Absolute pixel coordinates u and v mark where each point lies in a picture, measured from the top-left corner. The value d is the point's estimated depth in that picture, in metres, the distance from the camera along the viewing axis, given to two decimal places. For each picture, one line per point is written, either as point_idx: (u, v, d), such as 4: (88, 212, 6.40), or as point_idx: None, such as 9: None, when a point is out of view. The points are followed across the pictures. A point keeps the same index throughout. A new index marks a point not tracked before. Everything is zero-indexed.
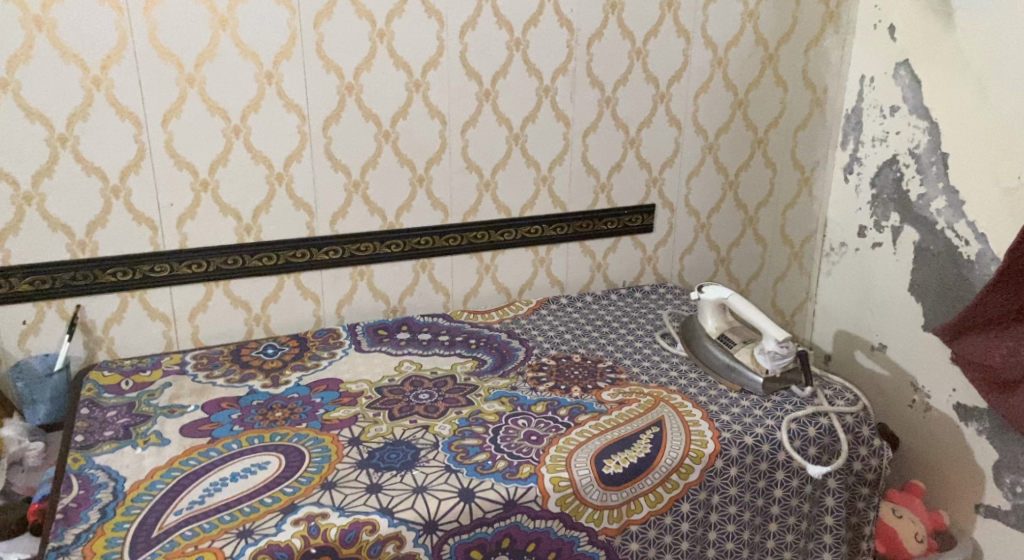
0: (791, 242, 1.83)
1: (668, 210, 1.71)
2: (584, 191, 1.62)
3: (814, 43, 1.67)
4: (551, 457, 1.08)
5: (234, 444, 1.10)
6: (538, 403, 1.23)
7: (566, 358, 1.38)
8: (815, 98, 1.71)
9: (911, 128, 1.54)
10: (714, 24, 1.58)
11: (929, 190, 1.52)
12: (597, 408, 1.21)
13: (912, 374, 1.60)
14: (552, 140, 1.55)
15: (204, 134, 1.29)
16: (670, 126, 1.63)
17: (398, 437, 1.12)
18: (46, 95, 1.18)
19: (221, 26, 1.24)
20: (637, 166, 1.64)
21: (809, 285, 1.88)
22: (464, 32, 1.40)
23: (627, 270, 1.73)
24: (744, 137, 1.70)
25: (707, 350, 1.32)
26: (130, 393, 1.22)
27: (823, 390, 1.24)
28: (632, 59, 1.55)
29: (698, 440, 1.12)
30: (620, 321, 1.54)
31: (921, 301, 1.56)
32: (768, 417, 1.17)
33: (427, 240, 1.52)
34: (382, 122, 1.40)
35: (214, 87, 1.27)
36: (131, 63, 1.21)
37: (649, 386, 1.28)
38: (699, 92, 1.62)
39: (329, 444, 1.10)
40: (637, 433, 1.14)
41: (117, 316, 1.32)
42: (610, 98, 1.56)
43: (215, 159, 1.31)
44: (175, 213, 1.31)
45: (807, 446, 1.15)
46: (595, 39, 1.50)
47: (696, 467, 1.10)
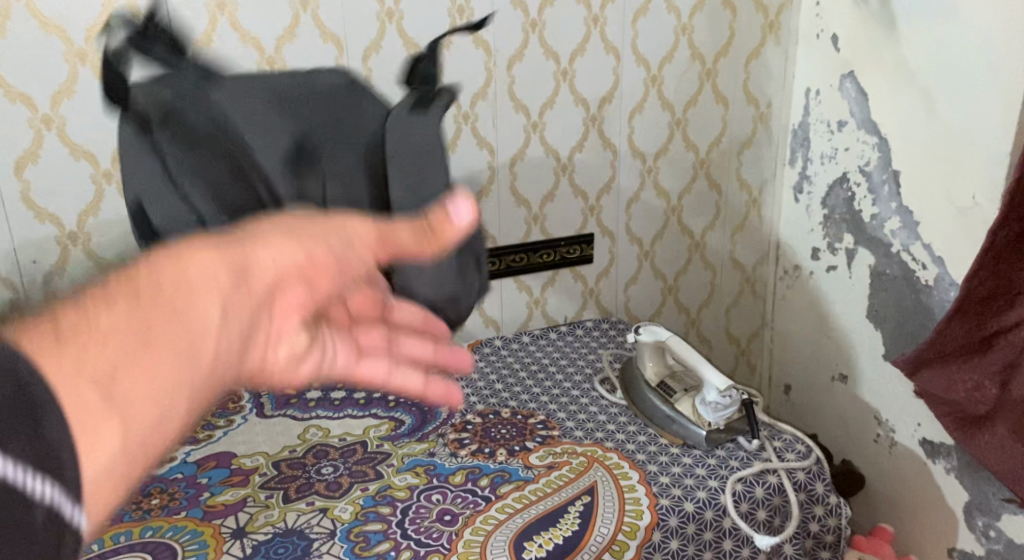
0: (742, 267, 1.71)
1: (608, 238, 1.58)
2: (514, 223, 1.49)
3: (754, 57, 1.55)
4: (465, 542, 0.93)
5: (95, 544, 0.94)
6: (456, 472, 1.08)
7: (494, 414, 1.24)
8: (759, 113, 1.60)
9: (859, 144, 1.44)
10: (646, 40, 1.47)
11: (881, 210, 1.41)
12: (523, 476, 1.06)
13: (875, 406, 1.48)
14: (475, 170, 1.42)
15: (68, 182, 1.14)
16: (605, 150, 1.51)
17: (290, 525, 0.97)
18: None
19: (79, 59, 1.10)
20: (571, 194, 1.52)
21: (764, 310, 1.76)
22: (367, 57, 1.27)
23: (568, 305, 1.60)
24: (685, 159, 1.58)
25: (644, 399, 1.19)
26: None
27: (770, 441, 1.12)
28: (558, 80, 1.43)
29: (632, 511, 0.99)
30: (558, 364, 1.41)
31: (879, 328, 1.45)
32: (711, 477, 1.04)
33: None
34: None
35: (76, 128, 1.12)
36: None
37: (583, 445, 1.14)
38: (633, 113, 1.51)
39: (208, 539, 0.95)
40: (564, 505, 0.99)
41: None
42: (537, 123, 1.44)
43: (85, 210, 1.16)
44: (40, 271, 1.16)
45: (756, 510, 1.02)
46: (516, 60, 1.38)
47: (630, 544, 0.95)
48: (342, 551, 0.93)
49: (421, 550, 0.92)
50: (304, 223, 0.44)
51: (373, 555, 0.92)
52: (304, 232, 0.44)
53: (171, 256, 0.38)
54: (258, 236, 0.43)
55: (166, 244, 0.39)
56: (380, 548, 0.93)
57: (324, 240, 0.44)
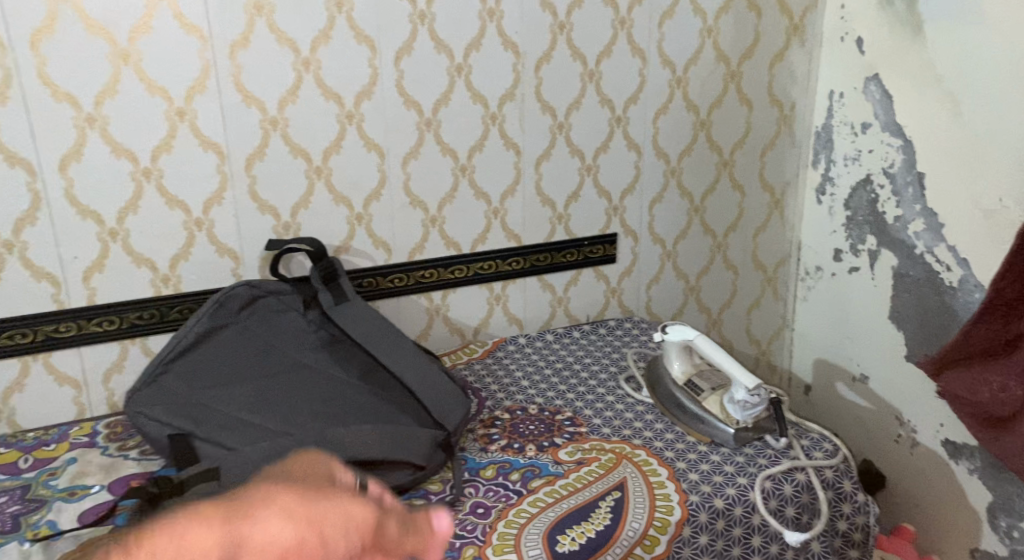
0: (764, 268, 1.72)
1: (632, 239, 1.60)
2: (539, 223, 1.51)
3: (778, 59, 1.57)
4: (499, 534, 0.95)
5: None
6: (488, 467, 1.10)
7: (522, 411, 1.26)
8: (782, 115, 1.61)
9: (884, 146, 1.45)
10: (671, 42, 1.48)
11: (905, 212, 1.42)
12: (554, 471, 1.08)
13: (897, 407, 1.49)
14: (502, 170, 1.44)
15: (109, 180, 1.16)
16: (629, 151, 1.53)
17: None
18: None
19: (122, 60, 1.12)
20: (595, 194, 1.54)
21: (785, 311, 1.77)
22: (399, 58, 1.29)
23: (591, 304, 1.62)
24: (708, 160, 1.60)
25: (672, 397, 1.20)
26: (27, 474, 1.09)
27: (798, 439, 1.14)
28: (584, 82, 1.45)
29: (662, 506, 1.00)
30: (583, 362, 1.42)
31: (902, 329, 1.46)
32: (740, 474, 1.06)
33: (371, 281, 1.39)
34: (313, 158, 1.28)
35: (118, 127, 1.15)
36: (19, 103, 1.09)
37: (611, 441, 1.15)
38: (658, 114, 1.52)
39: None
40: (595, 500, 1.01)
41: (18, 383, 1.19)
42: (563, 124, 1.46)
43: (124, 207, 1.18)
44: (80, 266, 1.18)
45: (784, 507, 1.04)
46: (544, 62, 1.40)
47: (661, 539, 0.98)
48: None
49: (457, 542, 0.94)
50: (317, 512, 0.51)
51: None
52: (307, 522, 0.50)
53: (168, 533, 0.45)
54: (256, 518, 0.48)
55: (169, 515, 0.46)
56: None
57: (318, 529, 0.50)
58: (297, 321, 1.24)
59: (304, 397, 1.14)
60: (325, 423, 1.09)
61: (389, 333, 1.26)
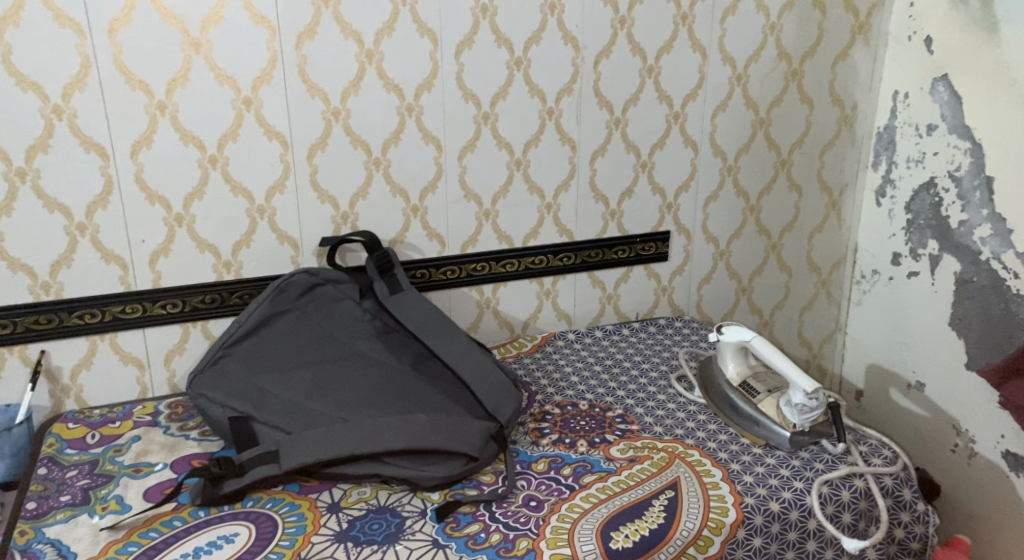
0: (818, 270, 1.69)
1: (684, 237, 1.59)
2: (592, 219, 1.50)
3: (842, 58, 1.53)
4: (552, 528, 0.96)
5: (201, 512, 0.99)
6: (539, 460, 1.10)
7: (572, 406, 1.26)
8: (844, 115, 1.58)
9: (950, 149, 1.41)
10: (732, 39, 1.47)
11: (971, 217, 1.38)
12: (606, 467, 1.08)
13: (955, 416, 1.46)
14: (557, 164, 1.44)
15: (177, 167, 1.19)
16: (686, 148, 1.52)
17: (382, 503, 1.01)
18: (4, 127, 1.09)
19: (193, 49, 1.15)
20: (649, 191, 1.53)
21: (838, 314, 1.72)
22: (460, 52, 1.30)
23: (640, 302, 1.61)
24: (766, 158, 1.57)
25: (726, 399, 1.19)
26: (94, 449, 1.12)
27: (856, 445, 1.12)
28: (643, 77, 1.43)
29: (717, 508, 1.00)
30: (633, 359, 1.42)
31: (963, 337, 1.42)
32: (796, 478, 1.05)
33: (424, 272, 1.41)
34: (372, 149, 1.30)
35: (188, 115, 1.17)
36: (95, 90, 1.12)
37: (664, 440, 1.15)
38: (716, 111, 1.51)
39: (306, 511, 0.99)
40: (648, 498, 1.01)
41: (85, 361, 1.22)
42: (620, 119, 1.45)
43: (191, 193, 1.21)
44: (147, 250, 1.21)
45: (841, 513, 1.02)
46: (603, 57, 1.39)
47: (715, 540, 0.97)
48: (434, 530, 0.96)
49: (511, 534, 0.95)
50: None
51: (464, 535, 0.95)
52: None
53: None
54: None
55: None
56: (470, 530, 0.96)
57: None
58: (353, 309, 1.26)
59: (359, 384, 1.15)
60: (380, 411, 1.10)
61: (443, 323, 1.27)
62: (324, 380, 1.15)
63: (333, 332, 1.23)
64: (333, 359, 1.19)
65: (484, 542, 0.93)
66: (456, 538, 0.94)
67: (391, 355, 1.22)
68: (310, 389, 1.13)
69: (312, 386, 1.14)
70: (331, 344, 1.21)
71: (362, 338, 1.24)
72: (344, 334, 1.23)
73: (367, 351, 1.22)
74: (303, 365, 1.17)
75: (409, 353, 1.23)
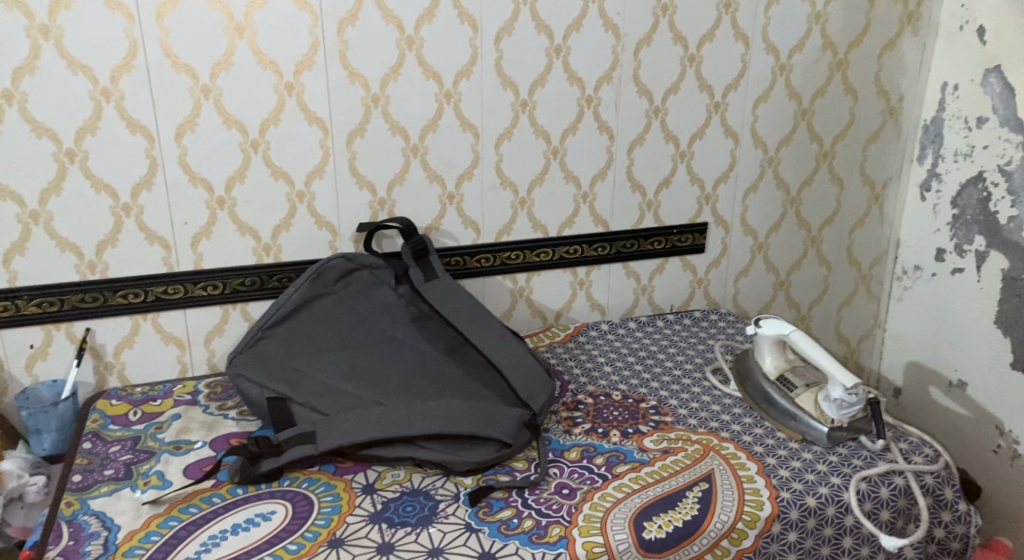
0: (858, 265, 1.65)
1: (722, 228, 1.57)
2: (628, 208, 1.49)
3: (889, 48, 1.50)
4: (585, 516, 0.95)
5: (238, 489, 1.00)
6: (572, 449, 1.10)
7: (605, 396, 1.25)
8: (889, 107, 1.54)
9: (1000, 142, 1.37)
10: (776, 28, 1.44)
11: (1021, 213, 1.34)
12: (639, 458, 1.07)
13: (998, 416, 1.42)
14: (595, 153, 1.43)
15: (220, 150, 1.21)
16: (726, 138, 1.50)
17: (415, 486, 1.02)
18: (54, 108, 1.11)
19: (238, 33, 1.16)
20: (687, 182, 1.51)
21: (878, 311, 1.69)
22: (500, 39, 1.30)
23: (675, 294, 1.60)
24: (808, 151, 1.55)
25: (763, 393, 1.18)
26: (136, 425, 1.15)
27: (896, 442, 1.09)
28: (684, 66, 1.42)
29: (752, 501, 0.99)
30: (667, 351, 1.40)
31: (1009, 336, 1.38)
32: (833, 474, 1.03)
33: (458, 260, 1.41)
34: (410, 136, 1.30)
35: (231, 99, 1.19)
36: (142, 73, 1.14)
37: (698, 433, 1.14)
38: (758, 101, 1.49)
39: (341, 492, 1.00)
40: (682, 490, 1.00)
41: (128, 340, 1.25)
42: (659, 108, 1.43)
43: (232, 175, 1.23)
44: (190, 232, 1.24)
45: (879, 510, 1.01)
46: (644, 44, 1.38)
47: (749, 533, 0.96)
48: (467, 514, 0.96)
49: (543, 521, 0.95)
50: None
51: (497, 520, 0.95)
52: None
53: None
54: None
55: None
56: (503, 515, 0.96)
57: None
58: (390, 295, 1.27)
59: (394, 369, 1.16)
60: (415, 396, 1.11)
61: (477, 311, 1.27)
62: (360, 364, 1.16)
63: (369, 317, 1.24)
64: (369, 344, 1.20)
65: (517, 528, 0.94)
66: (489, 523, 0.95)
67: (426, 341, 1.23)
68: (346, 372, 1.15)
69: (349, 370, 1.15)
70: (367, 329, 1.22)
71: (398, 323, 1.24)
72: (380, 320, 1.24)
73: (402, 337, 1.23)
74: (339, 349, 1.19)
75: (444, 341, 1.24)
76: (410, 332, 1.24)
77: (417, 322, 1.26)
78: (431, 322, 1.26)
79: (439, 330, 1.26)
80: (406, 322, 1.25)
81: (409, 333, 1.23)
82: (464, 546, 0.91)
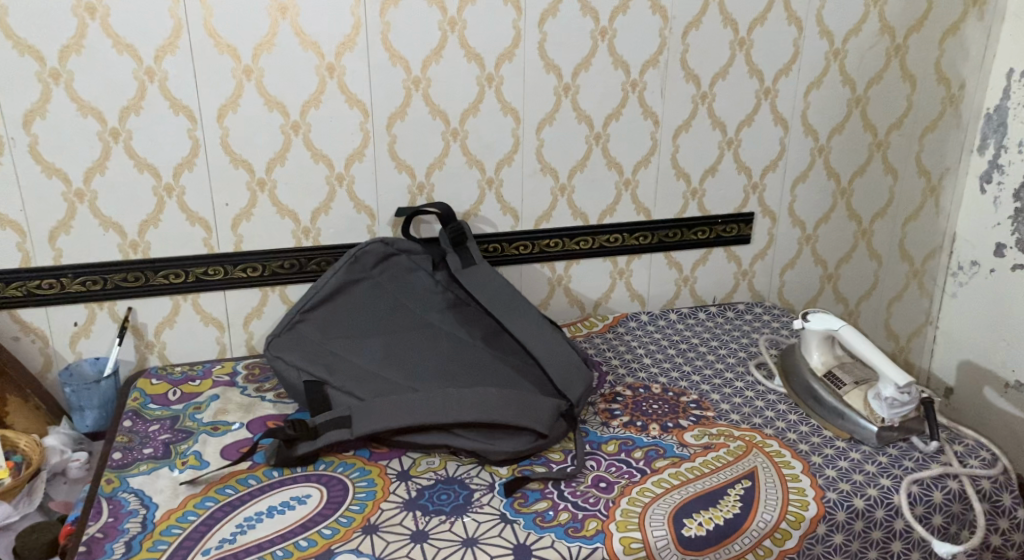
0: (911, 259, 1.60)
1: (769, 219, 1.52)
2: (672, 197, 1.45)
3: (951, 33, 1.43)
4: (622, 511, 0.93)
5: (274, 472, 1.00)
6: (610, 441, 1.08)
7: (644, 389, 1.22)
8: (949, 95, 1.47)
9: None
10: (832, 11, 1.39)
11: None
12: (679, 453, 1.05)
13: None
14: (638, 140, 1.39)
15: (262, 132, 1.21)
16: (775, 126, 1.45)
17: (450, 474, 1.01)
18: (99, 87, 1.12)
19: (281, 14, 1.15)
20: (734, 169, 1.46)
21: (929, 307, 1.63)
22: (544, 20, 1.27)
23: (718, 286, 1.56)
24: (861, 140, 1.49)
25: (809, 389, 1.14)
26: (175, 405, 1.16)
27: (951, 444, 1.04)
28: (734, 50, 1.37)
29: (796, 500, 0.95)
30: (709, 344, 1.37)
31: None
32: (883, 475, 0.99)
33: (496, 246, 1.39)
34: (450, 120, 1.29)
35: (272, 80, 1.18)
36: (185, 54, 1.14)
37: (740, 429, 1.10)
38: (811, 87, 1.43)
39: (376, 478, 1.00)
40: (724, 487, 0.97)
41: (169, 320, 1.26)
42: (706, 94, 1.39)
43: (273, 158, 1.23)
44: (230, 214, 1.24)
45: (931, 515, 0.97)
46: (692, 27, 1.34)
47: (793, 533, 0.93)
48: (502, 505, 0.95)
49: (580, 514, 0.93)
50: None
51: (532, 512, 0.94)
52: None
53: None
54: None
55: None
56: (538, 507, 0.94)
57: None
58: (427, 282, 1.26)
59: (429, 356, 1.15)
60: (449, 382, 1.10)
61: (515, 298, 1.25)
62: (396, 351, 1.16)
63: (405, 304, 1.23)
64: (406, 331, 1.19)
65: (552, 520, 0.92)
66: (524, 514, 0.93)
67: (463, 329, 1.22)
68: (382, 358, 1.14)
69: (384, 357, 1.14)
70: (403, 316, 1.22)
71: (434, 311, 1.23)
72: (416, 308, 1.23)
73: (438, 324, 1.22)
74: (375, 335, 1.18)
75: (481, 329, 1.23)
76: (446, 320, 1.23)
77: (454, 310, 1.24)
78: (468, 309, 1.25)
79: (476, 317, 1.25)
80: (443, 309, 1.24)
81: (444, 320, 1.22)
82: (499, 537, 0.89)
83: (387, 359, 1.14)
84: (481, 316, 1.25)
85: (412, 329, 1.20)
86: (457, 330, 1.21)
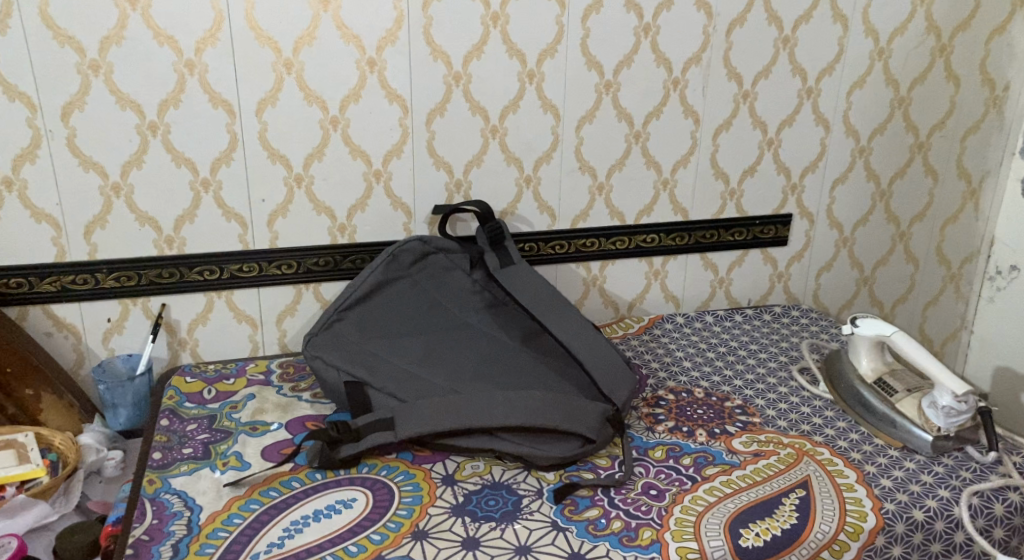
0: (948, 263, 1.58)
1: (807, 220, 1.50)
2: (710, 197, 1.43)
3: (998, 33, 1.40)
4: (676, 520, 0.91)
5: (318, 474, 0.98)
6: (657, 447, 1.06)
7: (687, 393, 1.20)
8: (993, 96, 1.45)
9: None
10: (878, 9, 1.36)
11: None
12: (729, 460, 1.02)
13: None
14: (678, 139, 1.37)
15: (300, 127, 1.18)
16: (817, 126, 1.42)
17: (496, 479, 0.99)
18: (138, 80, 1.09)
19: (323, 6, 1.13)
20: (773, 170, 1.44)
21: (965, 311, 1.61)
22: (588, 16, 1.24)
23: (754, 287, 1.53)
24: (902, 141, 1.47)
25: (858, 396, 1.12)
26: (211, 404, 1.14)
27: (1008, 455, 1.02)
28: (778, 48, 1.35)
29: (853, 511, 0.93)
30: (748, 348, 1.34)
31: None
32: (940, 486, 0.97)
33: (533, 246, 1.36)
34: (490, 116, 1.26)
35: (313, 74, 1.16)
36: (226, 45, 1.11)
37: (789, 436, 1.08)
38: (853, 87, 1.41)
39: (421, 482, 0.97)
40: (778, 496, 0.95)
41: (202, 317, 1.24)
42: (749, 93, 1.37)
43: (311, 153, 1.20)
44: (267, 210, 1.21)
45: (992, 527, 0.94)
46: (737, 25, 1.31)
47: (852, 545, 0.90)
48: (553, 512, 0.93)
49: (633, 522, 0.91)
50: None
51: (584, 520, 0.91)
52: None
53: None
54: None
55: None
56: (590, 514, 0.92)
57: None
58: (465, 280, 1.23)
59: (469, 357, 1.13)
60: (492, 384, 1.08)
61: (555, 299, 1.22)
62: (436, 352, 1.13)
63: (444, 303, 1.21)
64: (445, 332, 1.17)
65: (605, 529, 0.90)
66: (576, 522, 0.91)
67: (502, 330, 1.20)
68: (422, 359, 1.12)
69: (424, 357, 1.12)
70: (441, 316, 1.19)
71: (472, 310, 1.21)
72: (454, 307, 1.21)
73: (477, 325, 1.19)
74: (414, 336, 1.16)
75: (520, 330, 1.21)
76: (484, 320, 1.20)
77: (492, 310, 1.22)
78: (506, 309, 1.23)
79: (515, 317, 1.22)
80: (481, 310, 1.22)
81: (483, 321, 1.20)
82: (553, 546, 0.87)
83: (427, 359, 1.12)
84: (520, 317, 1.23)
85: (451, 330, 1.18)
86: (496, 330, 1.19)
